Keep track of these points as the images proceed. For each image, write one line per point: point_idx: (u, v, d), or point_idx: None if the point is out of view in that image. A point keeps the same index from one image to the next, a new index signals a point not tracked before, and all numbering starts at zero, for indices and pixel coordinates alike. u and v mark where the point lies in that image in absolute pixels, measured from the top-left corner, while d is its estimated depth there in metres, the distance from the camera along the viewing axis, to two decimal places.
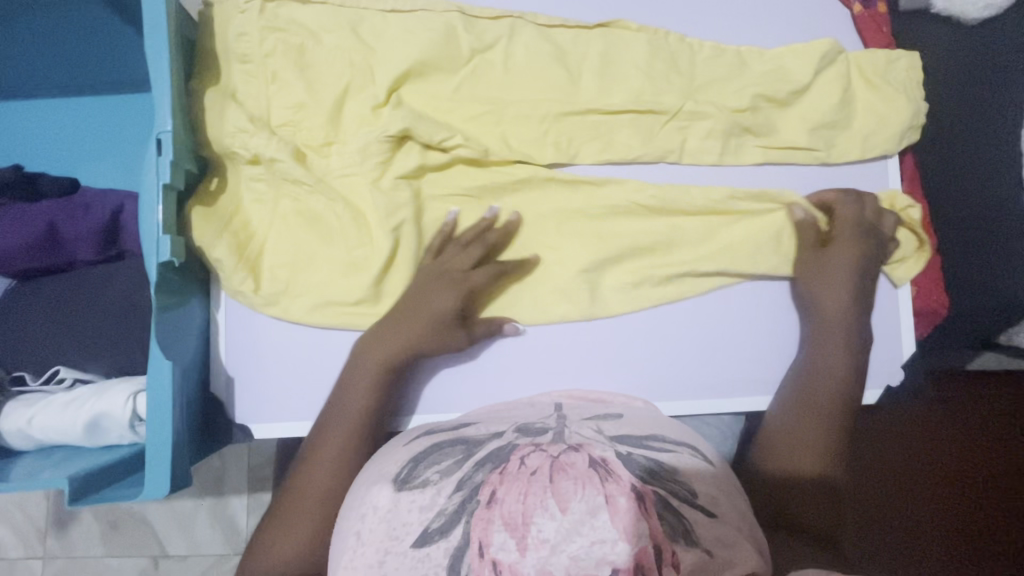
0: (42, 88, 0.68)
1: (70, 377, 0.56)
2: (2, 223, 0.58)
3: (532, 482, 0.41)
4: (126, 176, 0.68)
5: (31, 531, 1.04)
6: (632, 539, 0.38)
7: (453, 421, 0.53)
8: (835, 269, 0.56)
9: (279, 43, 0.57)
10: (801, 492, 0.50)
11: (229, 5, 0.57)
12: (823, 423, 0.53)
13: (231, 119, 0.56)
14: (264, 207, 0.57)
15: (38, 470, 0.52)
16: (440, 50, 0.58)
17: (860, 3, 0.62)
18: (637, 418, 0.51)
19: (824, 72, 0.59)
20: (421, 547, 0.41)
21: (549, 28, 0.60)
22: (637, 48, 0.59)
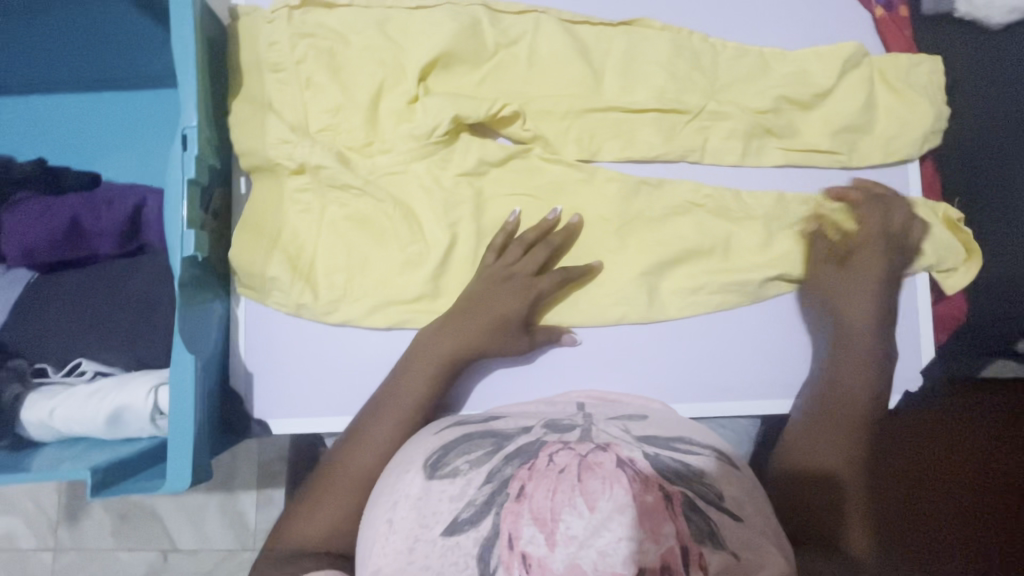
0: (67, 83, 0.69)
1: (92, 369, 0.57)
2: (24, 215, 0.58)
3: (559, 479, 0.40)
4: (149, 171, 0.69)
5: (43, 522, 1.05)
6: (658, 538, 0.38)
7: (482, 416, 0.53)
8: (859, 280, 0.56)
9: (305, 39, 0.57)
10: (826, 498, 0.49)
11: (257, 16, 0.58)
12: (842, 434, 0.53)
13: (273, 130, 0.56)
14: (287, 202, 0.58)
15: (59, 461, 0.53)
16: (464, 41, 0.58)
17: (882, 6, 0.62)
18: (662, 421, 0.51)
19: (847, 74, 0.59)
20: (450, 536, 0.41)
21: (573, 24, 0.60)
22: (660, 47, 0.59)
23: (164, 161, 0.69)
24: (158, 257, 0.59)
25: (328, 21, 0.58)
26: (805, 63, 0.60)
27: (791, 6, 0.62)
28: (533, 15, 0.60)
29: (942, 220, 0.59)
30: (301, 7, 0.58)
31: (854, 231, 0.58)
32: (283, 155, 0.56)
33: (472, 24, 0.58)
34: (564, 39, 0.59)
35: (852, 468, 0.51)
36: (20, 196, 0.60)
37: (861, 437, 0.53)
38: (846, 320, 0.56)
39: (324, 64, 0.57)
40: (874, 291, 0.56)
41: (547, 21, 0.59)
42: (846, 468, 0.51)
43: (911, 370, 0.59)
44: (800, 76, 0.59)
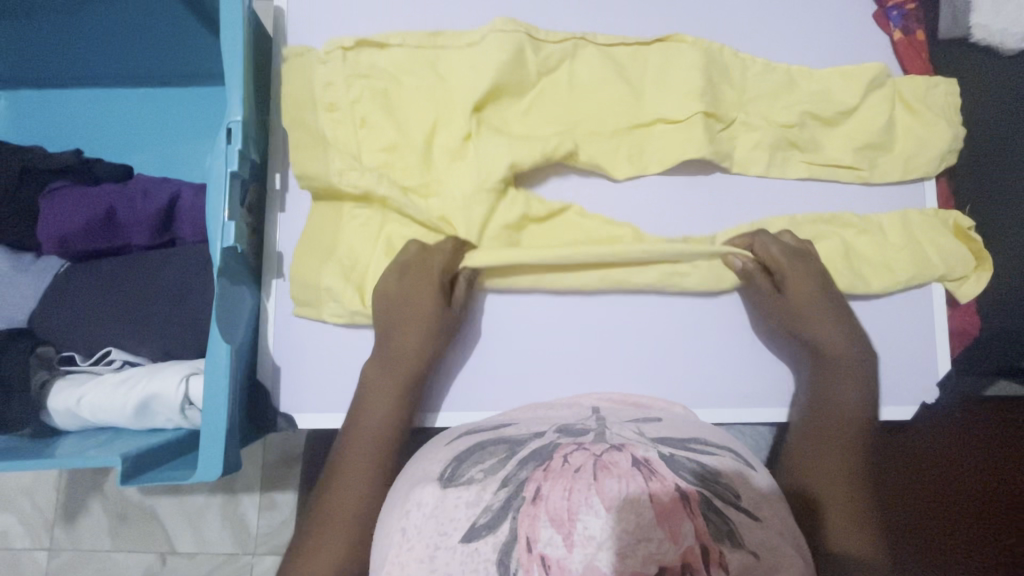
0: (105, 79, 0.70)
1: (120, 359, 0.57)
2: (62, 203, 0.59)
3: (576, 479, 0.41)
4: (181, 165, 0.70)
5: (39, 521, 1.03)
6: (677, 539, 0.39)
7: (494, 422, 0.54)
8: (807, 312, 0.56)
9: (359, 78, 0.59)
10: (832, 512, 0.50)
11: (311, 55, 0.59)
12: (843, 445, 0.53)
13: (332, 161, 0.57)
14: (318, 199, 0.59)
15: (84, 449, 0.53)
16: (512, 73, 0.59)
17: (900, 30, 0.64)
18: (678, 423, 0.52)
19: (869, 94, 0.61)
20: (468, 542, 0.41)
21: (609, 47, 0.61)
22: (694, 54, 0.60)
23: (195, 157, 0.70)
24: (190, 249, 0.60)
25: (382, 60, 0.60)
26: (830, 82, 0.62)
27: (813, 28, 0.64)
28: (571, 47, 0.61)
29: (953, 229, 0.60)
30: (354, 47, 0.59)
31: (785, 264, 0.57)
32: (312, 152, 0.58)
33: (514, 58, 0.58)
34: (604, 78, 0.61)
35: (852, 483, 0.52)
36: (58, 185, 0.60)
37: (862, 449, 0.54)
38: (816, 345, 0.56)
39: (377, 104, 0.59)
40: (830, 317, 0.56)
41: (586, 56, 0.61)
42: (847, 484, 0.52)
43: (926, 382, 0.60)
44: (824, 94, 0.61)
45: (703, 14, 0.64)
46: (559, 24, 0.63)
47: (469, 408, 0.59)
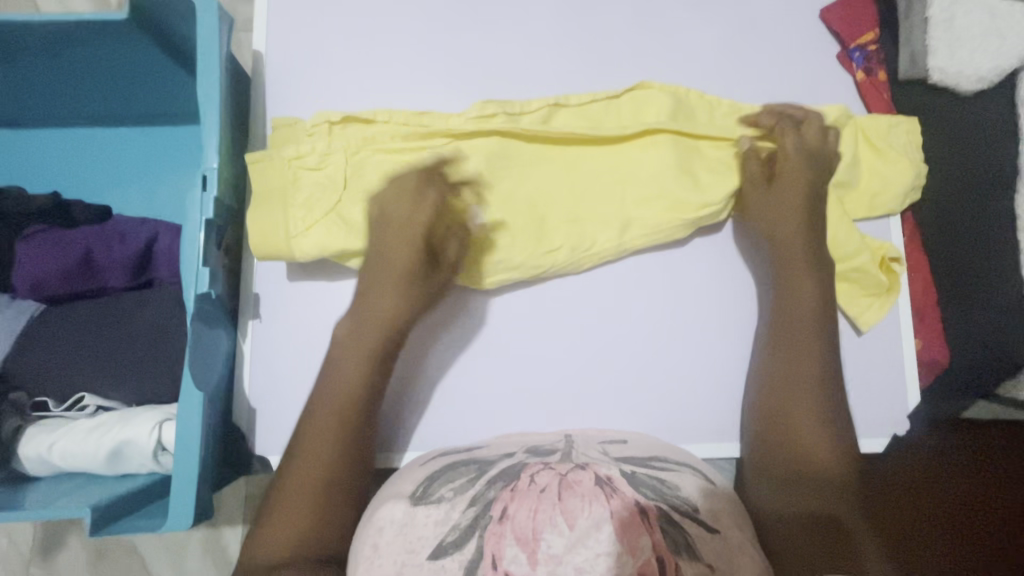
0: (83, 117, 0.71)
1: (94, 404, 0.57)
2: (39, 246, 0.59)
3: (541, 499, 0.42)
4: (157, 202, 0.71)
5: (14, 560, 1.01)
6: (634, 551, 0.39)
7: (467, 444, 0.55)
8: (786, 199, 0.59)
9: (340, 150, 0.59)
10: (798, 422, 0.53)
11: (299, 129, 0.60)
12: (809, 349, 0.56)
13: (303, 244, 0.57)
14: (292, 219, 0.57)
15: (54, 498, 0.52)
16: (495, 152, 0.60)
17: (862, 70, 0.67)
18: (644, 444, 0.53)
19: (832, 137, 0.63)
20: (435, 559, 0.42)
21: (582, 107, 0.63)
22: (662, 100, 0.62)
23: (172, 194, 0.71)
24: (166, 291, 0.60)
25: (368, 136, 0.60)
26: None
27: (774, 69, 0.67)
28: (549, 112, 0.62)
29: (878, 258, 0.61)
30: (341, 121, 0.60)
31: (789, 152, 0.60)
32: (291, 178, 0.58)
33: (500, 147, 0.60)
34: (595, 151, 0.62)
35: (813, 387, 0.54)
36: (36, 229, 0.61)
37: (828, 367, 0.56)
38: (777, 240, 0.59)
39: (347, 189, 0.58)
40: (799, 209, 0.59)
41: (572, 121, 0.62)
42: (808, 392, 0.54)
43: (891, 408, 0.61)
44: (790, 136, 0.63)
45: (666, 58, 0.66)
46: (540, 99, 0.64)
47: (443, 442, 0.59)
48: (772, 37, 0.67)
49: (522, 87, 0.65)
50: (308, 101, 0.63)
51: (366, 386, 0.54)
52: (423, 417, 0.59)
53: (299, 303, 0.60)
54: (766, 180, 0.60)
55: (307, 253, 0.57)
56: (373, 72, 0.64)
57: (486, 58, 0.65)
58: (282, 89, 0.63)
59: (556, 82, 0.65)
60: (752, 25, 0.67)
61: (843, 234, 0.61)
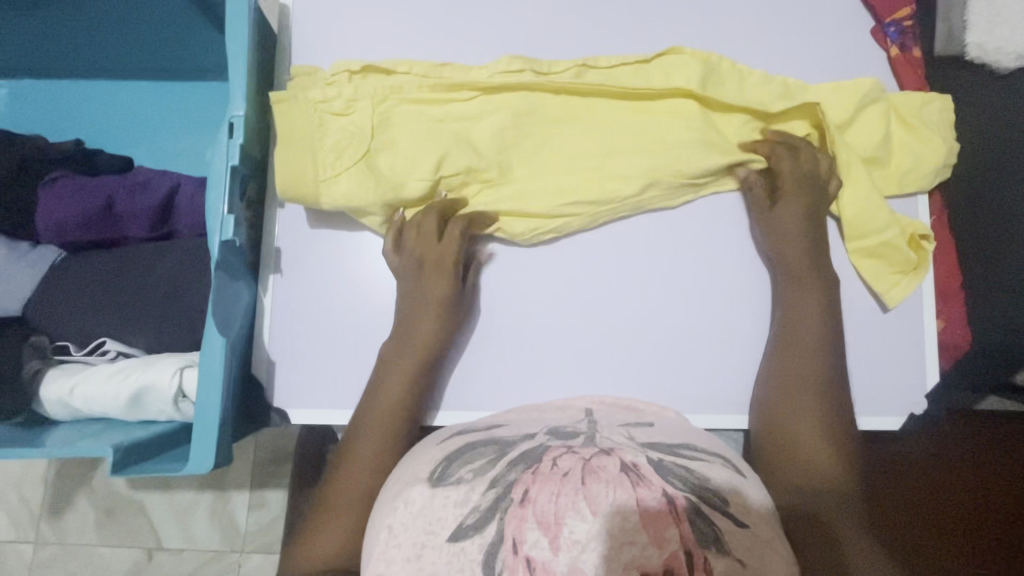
0: (106, 70, 0.70)
1: (115, 349, 0.57)
2: (63, 193, 0.59)
3: (564, 483, 0.42)
4: (178, 158, 0.70)
5: (25, 513, 1.03)
6: (661, 544, 0.39)
7: (482, 423, 0.54)
8: (785, 227, 0.58)
9: (368, 97, 0.59)
10: (800, 440, 0.52)
11: (319, 77, 0.59)
12: (816, 354, 0.55)
13: (329, 190, 0.56)
14: (320, 163, 0.57)
15: (75, 439, 0.52)
16: (524, 112, 0.60)
17: (897, 46, 0.65)
18: (669, 428, 0.52)
19: (866, 110, 0.62)
20: (455, 542, 0.41)
21: (611, 69, 0.61)
22: (693, 66, 0.60)
23: (193, 152, 0.70)
24: (187, 243, 0.60)
25: (390, 86, 0.59)
26: (829, 99, 0.62)
27: (810, 43, 0.65)
28: (577, 71, 0.61)
29: (908, 236, 0.60)
30: (361, 71, 0.59)
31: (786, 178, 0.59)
32: (320, 130, 0.57)
33: (529, 103, 0.60)
34: (626, 114, 0.61)
35: (819, 395, 0.54)
36: (57, 176, 0.60)
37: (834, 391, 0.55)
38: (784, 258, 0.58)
39: (376, 138, 0.58)
40: (801, 234, 0.58)
41: (599, 81, 0.61)
42: (813, 410, 0.54)
43: (914, 395, 0.60)
44: (822, 109, 0.61)
45: (699, 30, 0.65)
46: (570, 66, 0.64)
47: (460, 408, 0.59)
48: (810, 9, 0.66)
49: (552, 53, 0.64)
50: (336, 61, 0.62)
51: (406, 390, 0.55)
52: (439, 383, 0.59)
53: (321, 256, 0.60)
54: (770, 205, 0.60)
55: (334, 200, 0.56)
56: (403, 35, 0.63)
57: (516, 25, 0.64)
58: (310, 47, 0.63)
59: (586, 51, 0.64)
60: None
61: (870, 211, 0.60)
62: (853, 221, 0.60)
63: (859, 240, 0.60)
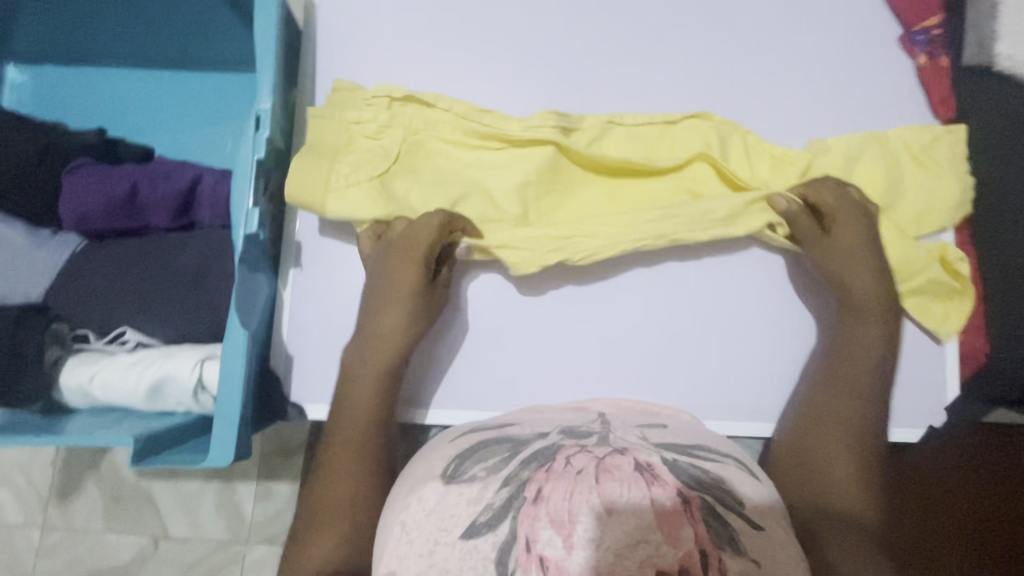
0: (126, 57, 0.70)
1: (135, 339, 0.57)
2: (85, 180, 0.59)
3: (578, 481, 0.41)
4: (198, 149, 0.70)
5: (33, 498, 1.03)
6: (676, 543, 0.39)
7: (497, 420, 0.53)
8: (852, 255, 0.55)
9: (401, 126, 0.59)
10: (829, 467, 0.50)
11: (358, 95, 0.59)
12: (866, 384, 0.53)
13: (336, 204, 0.56)
14: (337, 179, 0.57)
15: (92, 427, 0.53)
16: (547, 167, 0.59)
17: (926, 54, 0.63)
18: (683, 430, 0.51)
19: (863, 159, 0.60)
20: (468, 539, 0.41)
21: (637, 126, 0.61)
22: (708, 129, 0.60)
23: (212, 143, 0.70)
24: (206, 235, 0.60)
25: (426, 120, 0.60)
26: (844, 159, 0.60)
27: (841, 43, 0.63)
28: (603, 130, 0.60)
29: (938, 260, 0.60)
30: (402, 98, 0.59)
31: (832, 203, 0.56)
32: (348, 137, 0.58)
33: (553, 159, 0.59)
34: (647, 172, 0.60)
35: (858, 426, 0.51)
36: (80, 163, 0.60)
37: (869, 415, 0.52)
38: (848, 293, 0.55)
39: (398, 161, 0.59)
40: (873, 266, 0.55)
41: (624, 142, 0.61)
42: (842, 433, 0.51)
43: (930, 406, 0.59)
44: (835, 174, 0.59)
45: (725, 27, 0.63)
46: (592, 63, 0.62)
47: (476, 407, 0.58)
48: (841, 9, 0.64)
49: (574, 49, 0.62)
50: (358, 54, 0.62)
51: (377, 391, 0.54)
52: (450, 383, 0.59)
53: (342, 250, 0.59)
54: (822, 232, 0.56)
55: (338, 211, 0.56)
56: (426, 29, 0.63)
57: (538, 19, 0.63)
58: (333, 39, 0.62)
59: (612, 49, 0.63)
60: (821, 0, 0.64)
61: (909, 252, 0.59)
62: (899, 267, 0.59)
63: (905, 283, 0.59)
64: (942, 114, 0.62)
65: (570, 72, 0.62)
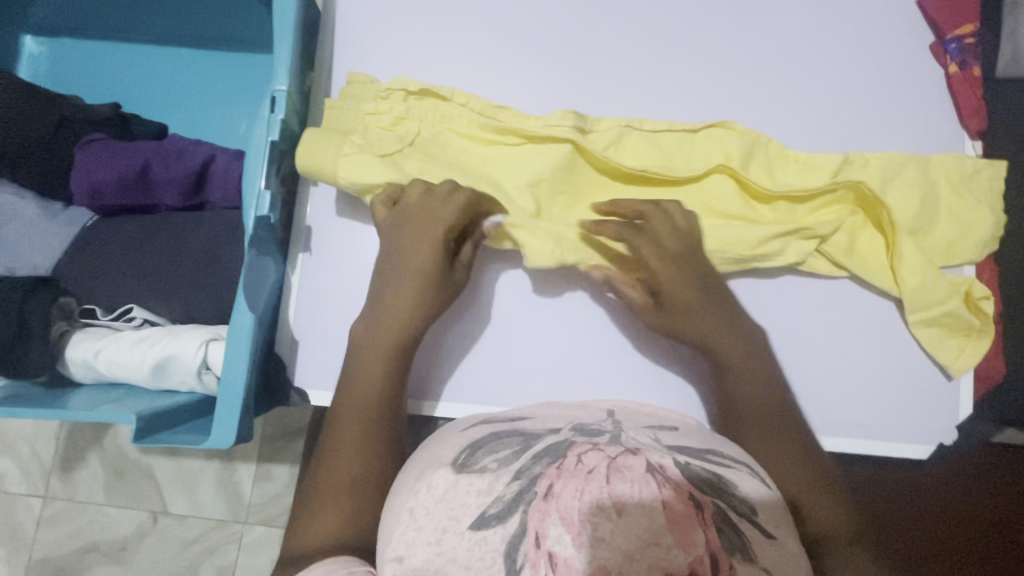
0: (144, 33, 0.70)
1: (141, 317, 0.56)
2: (99, 156, 0.59)
3: (589, 480, 0.41)
4: (212, 128, 0.70)
5: (36, 468, 1.05)
6: (688, 547, 0.38)
7: (509, 414, 0.53)
8: (691, 312, 0.53)
9: (418, 119, 0.59)
10: (808, 501, 0.48)
11: (370, 90, 0.58)
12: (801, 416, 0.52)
13: (345, 167, 0.55)
14: (348, 148, 0.55)
15: (96, 403, 0.52)
16: (564, 166, 0.58)
17: (957, 62, 0.61)
18: (695, 431, 0.50)
19: (895, 181, 0.58)
20: (477, 530, 0.40)
21: (655, 133, 0.59)
22: (733, 139, 0.58)
23: (225, 124, 0.70)
24: (218, 216, 0.59)
25: (441, 115, 0.59)
26: (875, 177, 0.58)
27: (870, 47, 0.62)
28: (623, 132, 0.59)
29: (963, 296, 0.57)
30: (417, 92, 0.59)
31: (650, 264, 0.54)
32: (361, 127, 0.58)
33: (570, 158, 0.58)
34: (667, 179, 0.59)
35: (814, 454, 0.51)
36: (94, 138, 0.60)
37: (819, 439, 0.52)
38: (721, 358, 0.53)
39: (413, 144, 0.58)
40: (725, 324, 0.53)
41: (642, 147, 0.59)
42: (811, 466, 0.49)
43: (948, 424, 0.57)
44: (868, 187, 0.56)
45: (751, 26, 0.62)
46: (614, 57, 0.61)
47: (480, 401, 0.58)
48: (873, 12, 0.62)
49: (595, 41, 0.61)
50: (376, 37, 0.61)
51: (385, 379, 0.52)
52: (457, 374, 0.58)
53: (354, 236, 0.59)
54: (650, 300, 0.55)
55: (352, 179, 0.55)
56: (445, 14, 0.62)
57: (561, 9, 0.62)
58: (352, 21, 0.61)
59: (633, 45, 0.61)
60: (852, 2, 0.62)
61: (932, 281, 0.55)
62: (913, 292, 0.55)
63: (920, 311, 0.56)
64: (971, 125, 0.60)
65: (591, 65, 0.61)
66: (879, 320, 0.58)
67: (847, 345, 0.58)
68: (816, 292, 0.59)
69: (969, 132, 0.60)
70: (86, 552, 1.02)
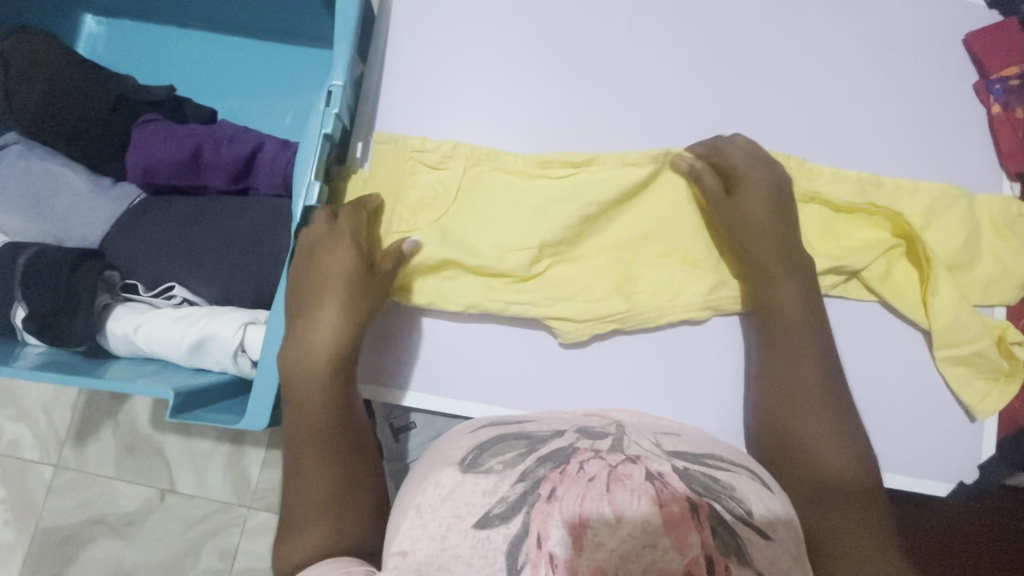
0: (200, 19, 0.72)
1: (181, 296, 0.58)
2: (153, 136, 0.60)
3: (590, 487, 0.41)
4: (256, 116, 0.71)
5: (51, 436, 1.06)
6: (683, 548, 0.38)
7: (517, 416, 0.52)
8: (750, 219, 0.55)
9: (462, 155, 0.57)
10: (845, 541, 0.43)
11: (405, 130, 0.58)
12: (832, 419, 0.50)
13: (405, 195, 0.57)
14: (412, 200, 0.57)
15: (131, 375, 0.54)
16: (614, 178, 0.57)
17: (1000, 104, 0.61)
18: (694, 438, 0.50)
19: (943, 214, 0.58)
20: (481, 529, 0.40)
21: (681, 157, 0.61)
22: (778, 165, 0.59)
23: (270, 114, 0.71)
24: (264, 204, 0.60)
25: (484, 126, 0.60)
26: (920, 209, 0.58)
27: (915, 80, 0.62)
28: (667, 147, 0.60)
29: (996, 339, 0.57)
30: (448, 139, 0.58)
31: (739, 166, 0.56)
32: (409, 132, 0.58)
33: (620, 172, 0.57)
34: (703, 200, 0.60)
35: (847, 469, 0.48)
36: (149, 117, 0.61)
37: (851, 456, 0.49)
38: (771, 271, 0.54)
39: (459, 199, 0.57)
40: (774, 229, 0.54)
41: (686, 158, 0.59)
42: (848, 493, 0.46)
43: (964, 461, 0.57)
44: (906, 220, 0.57)
45: (797, 53, 0.62)
46: (658, 72, 0.62)
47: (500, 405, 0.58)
48: (920, 47, 0.63)
49: (642, 56, 0.62)
50: (425, 36, 0.62)
51: (330, 387, 0.49)
52: (458, 373, 0.57)
53: None
54: (726, 193, 0.56)
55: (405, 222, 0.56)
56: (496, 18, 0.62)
57: (611, 23, 0.63)
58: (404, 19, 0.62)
59: (679, 64, 0.62)
60: (899, 37, 0.63)
61: (964, 320, 0.55)
62: (943, 328, 0.56)
63: (947, 348, 0.56)
64: (1010, 166, 0.60)
65: (635, 79, 0.62)
66: (907, 351, 0.58)
67: (872, 375, 0.58)
68: (841, 322, 0.59)
69: (1008, 173, 0.61)
70: (92, 524, 1.03)
